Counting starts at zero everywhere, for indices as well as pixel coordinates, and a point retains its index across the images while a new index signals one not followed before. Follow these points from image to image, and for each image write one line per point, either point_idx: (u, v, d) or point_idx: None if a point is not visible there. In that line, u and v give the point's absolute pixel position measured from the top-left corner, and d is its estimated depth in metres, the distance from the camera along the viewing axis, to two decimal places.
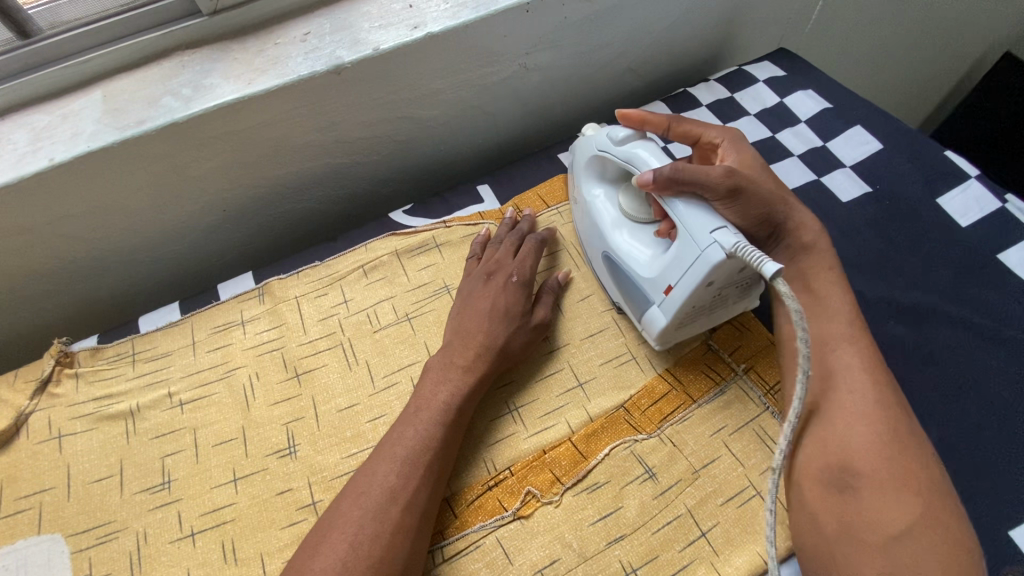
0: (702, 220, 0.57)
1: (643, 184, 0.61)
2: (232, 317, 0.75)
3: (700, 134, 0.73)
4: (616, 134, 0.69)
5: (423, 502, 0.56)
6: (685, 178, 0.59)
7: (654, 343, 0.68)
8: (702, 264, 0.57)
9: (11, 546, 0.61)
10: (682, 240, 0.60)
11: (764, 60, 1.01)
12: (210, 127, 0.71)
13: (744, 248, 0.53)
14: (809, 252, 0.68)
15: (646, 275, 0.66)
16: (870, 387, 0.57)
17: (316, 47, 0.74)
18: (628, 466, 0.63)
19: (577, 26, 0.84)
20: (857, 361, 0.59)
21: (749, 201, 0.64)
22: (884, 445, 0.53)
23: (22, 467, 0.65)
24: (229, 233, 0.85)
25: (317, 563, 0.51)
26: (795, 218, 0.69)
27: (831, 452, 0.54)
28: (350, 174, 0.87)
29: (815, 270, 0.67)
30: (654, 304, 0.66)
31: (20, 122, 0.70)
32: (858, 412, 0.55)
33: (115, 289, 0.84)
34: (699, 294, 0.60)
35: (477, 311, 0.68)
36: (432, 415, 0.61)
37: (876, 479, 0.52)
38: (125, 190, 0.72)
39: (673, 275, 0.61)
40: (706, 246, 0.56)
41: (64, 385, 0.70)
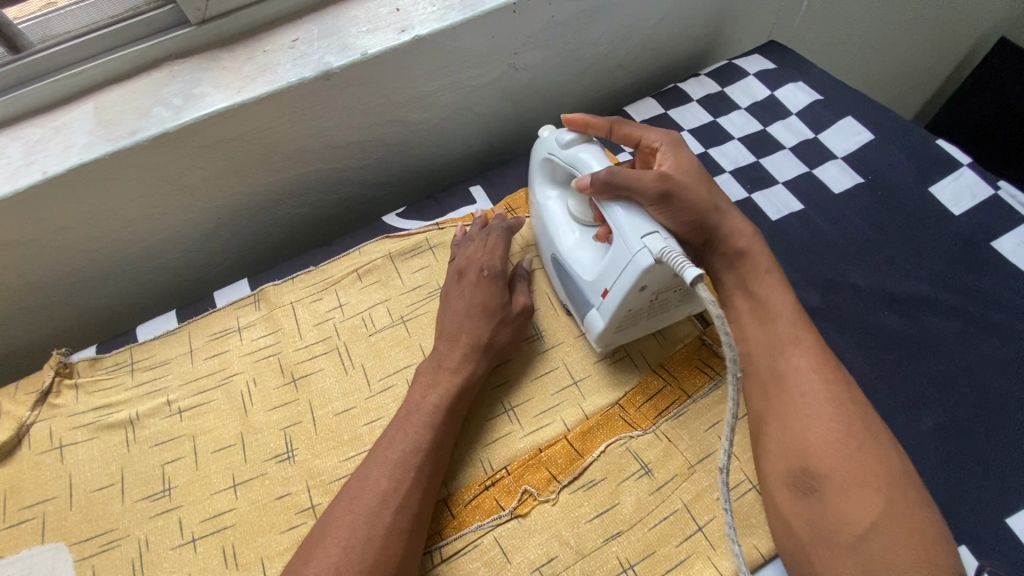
0: (638, 225, 0.58)
1: (581, 188, 0.63)
2: (229, 324, 0.76)
3: (641, 138, 0.72)
4: (563, 137, 0.70)
5: (415, 504, 0.56)
6: (618, 182, 0.61)
7: (595, 345, 0.69)
8: (633, 268, 0.58)
9: (14, 556, 0.62)
10: (617, 244, 0.60)
11: (754, 53, 1.00)
12: (202, 136, 0.71)
13: (669, 253, 0.54)
14: (744, 258, 0.69)
15: (586, 277, 0.66)
16: (820, 385, 0.58)
17: (305, 53, 0.74)
18: (623, 463, 0.63)
19: (564, 25, 0.84)
20: (806, 361, 0.60)
21: (677, 207, 0.66)
22: (841, 445, 0.54)
23: (24, 478, 0.66)
24: (224, 241, 0.86)
25: (311, 566, 0.51)
26: (729, 226, 0.69)
27: (791, 456, 0.55)
28: (343, 178, 0.88)
29: (754, 275, 0.68)
30: (594, 307, 0.66)
31: (12, 136, 0.70)
32: (811, 412, 0.56)
33: (113, 299, 0.85)
34: (632, 298, 0.61)
35: (456, 311, 0.69)
36: (421, 418, 0.61)
37: (837, 479, 0.52)
38: (119, 200, 0.73)
39: (610, 278, 0.62)
40: (638, 250, 0.57)
41: (64, 396, 0.71)
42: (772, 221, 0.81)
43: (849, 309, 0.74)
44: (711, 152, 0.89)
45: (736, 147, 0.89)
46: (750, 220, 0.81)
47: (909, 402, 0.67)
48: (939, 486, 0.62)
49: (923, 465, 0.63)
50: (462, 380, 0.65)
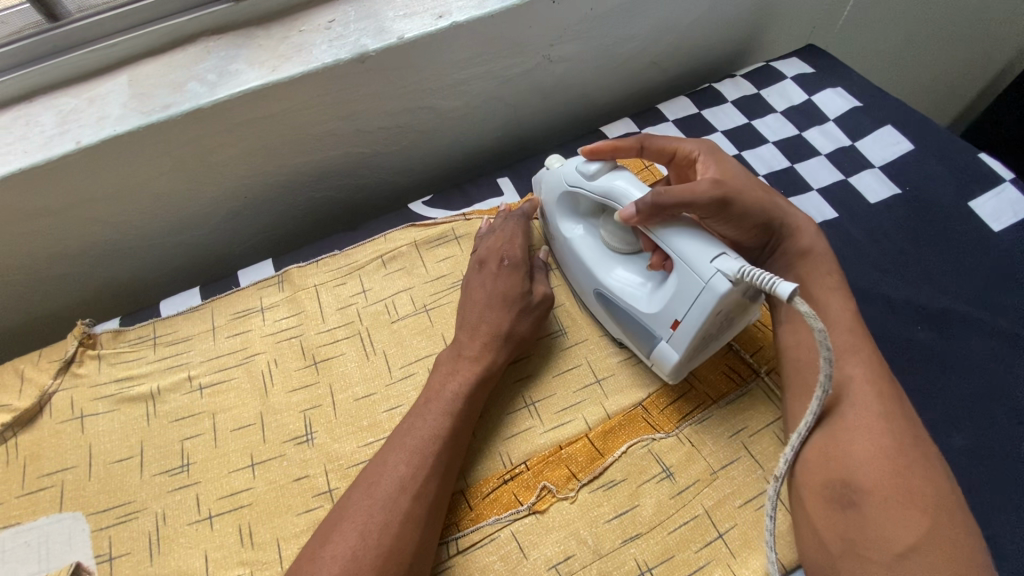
0: (704, 248, 0.56)
1: (627, 218, 0.61)
2: (252, 304, 0.75)
3: (675, 150, 0.71)
4: (586, 167, 0.67)
5: (433, 492, 0.56)
6: (669, 203, 0.59)
7: (665, 378, 0.66)
8: (709, 295, 0.56)
9: (33, 522, 0.62)
10: (682, 269, 0.58)
11: (793, 56, 0.99)
12: (235, 114, 0.71)
13: (750, 272, 0.53)
14: (806, 259, 0.67)
15: (648, 310, 0.63)
16: (874, 398, 0.56)
17: (341, 35, 0.73)
18: (645, 464, 0.63)
19: (602, 18, 0.83)
20: (862, 372, 0.57)
21: (738, 210, 0.64)
22: (889, 459, 0.52)
23: (45, 445, 0.66)
24: (249, 220, 0.86)
25: (327, 550, 0.51)
26: (790, 224, 0.67)
27: (833, 467, 0.53)
28: (371, 163, 0.87)
29: (816, 277, 0.66)
30: (661, 340, 0.63)
31: (46, 105, 0.70)
32: (862, 424, 0.54)
33: (136, 273, 0.85)
34: (707, 325, 0.58)
35: (477, 301, 0.69)
36: (441, 406, 0.61)
37: (879, 494, 0.50)
38: (148, 174, 0.73)
39: (679, 308, 0.59)
40: (710, 277, 0.56)
41: (87, 366, 0.71)
42: None
43: (882, 321, 0.72)
44: (745, 155, 0.87)
45: (771, 151, 0.88)
46: None
47: (940, 419, 0.65)
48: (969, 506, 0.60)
49: (954, 484, 0.62)
50: (484, 371, 0.64)
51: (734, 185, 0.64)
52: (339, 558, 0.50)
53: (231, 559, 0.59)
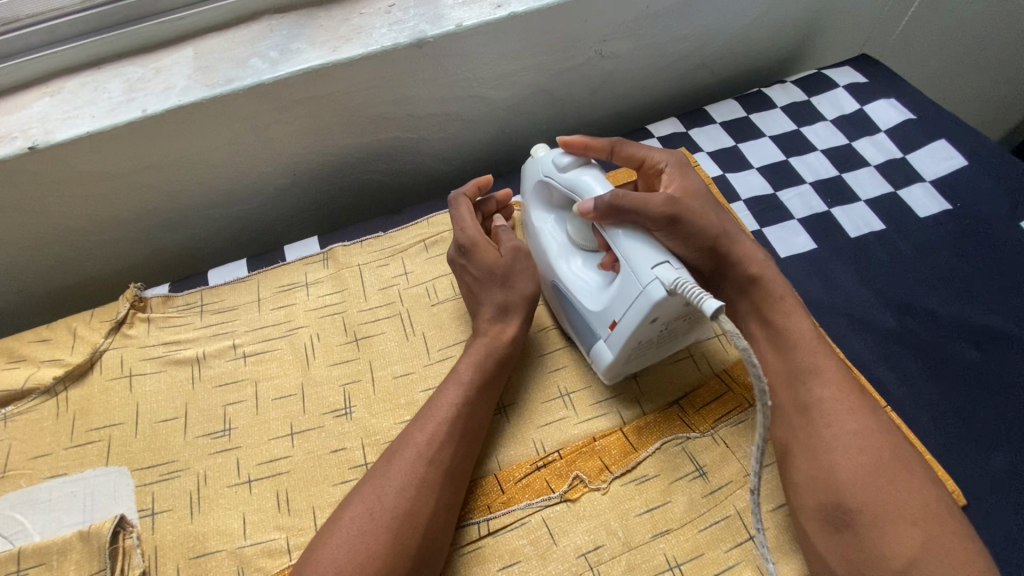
0: (646, 255, 0.56)
1: (585, 212, 0.60)
2: (297, 278, 0.77)
3: (644, 159, 0.71)
4: (560, 159, 0.66)
5: (447, 459, 0.57)
6: (624, 206, 0.58)
7: (602, 377, 0.66)
8: (644, 300, 0.55)
9: (80, 473, 0.64)
10: (625, 274, 0.58)
11: (846, 65, 0.97)
12: (293, 91, 0.72)
13: (683, 284, 0.52)
14: (757, 286, 0.66)
15: (591, 308, 0.64)
16: (847, 416, 0.57)
17: (400, 19, 0.75)
18: (678, 462, 0.63)
19: (657, 15, 0.83)
20: (829, 391, 0.58)
21: (689, 231, 0.63)
22: (873, 476, 0.53)
23: (94, 401, 0.69)
24: (296, 198, 0.87)
25: (351, 510, 0.53)
26: (741, 252, 0.66)
27: (821, 490, 0.54)
28: (418, 149, 0.88)
29: (772, 302, 0.65)
30: (600, 338, 0.64)
31: (114, 72, 0.73)
32: (840, 444, 0.55)
33: (185, 242, 0.87)
34: (642, 330, 0.58)
35: (468, 297, 0.70)
36: (455, 378, 0.62)
37: (872, 514, 0.52)
38: (205, 146, 0.75)
39: (619, 310, 0.59)
40: (647, 282, 0.55)
41: (137, 328, 0.74)
42: (850, 238, 0.79)
43: (927, 336, 0.71)
44: (792, 162, 0.87)
45: (819, 159, 0.87)
46: (826, 236, 0.79)
47: (983, 439, 0.64)
48: (1013, 530, 0.59)
49: (993, 506, 0.61)
50: (490, 343, 0.65)
51: (690, 205, 0.62)
52: (358, 520, 0.52)
53: (268, 523, 0.60)
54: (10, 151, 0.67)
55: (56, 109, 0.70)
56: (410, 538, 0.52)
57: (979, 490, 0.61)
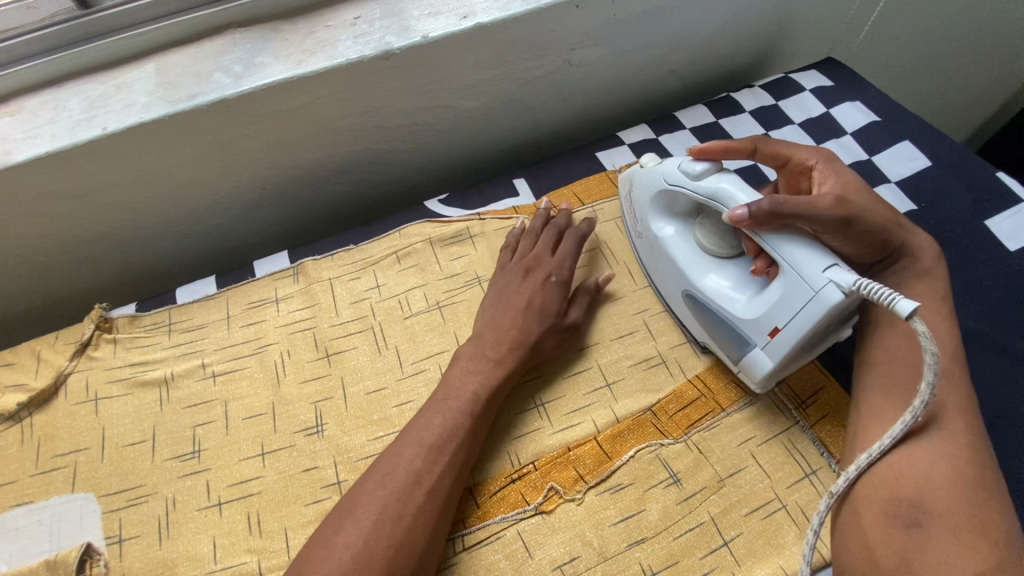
0: (817, 260, 0.56)
1: (737, 221, 0.59)
2: (267, 294, 0.76)
3: (791, 155, 0.68)
4: (691, 168, 0.66)
5: (446, 487, 0.56)
6: (787, 212, 0.57)
7: (753, 386, 0.65)
8: (818, 305, 0.55)
9: (45, 501, 0.63)
10: (791, 278, 0.58)
11: (812, 68, 0.99)
12: (259, 106, 0.72)
13: (865, 285, 0.53)
14: (922, 278, 0.65)
15: (746, 316, 0.63)
16: (964, 430, 0.55)
17: (366, 31, 0.74)
18: (652, 470, 0.63)
19: (624, 24, 0.83)
20: (956, 400, 0.57)
21: (860, 229, 0.61)
22: (961, 487, 0.51)
23: (58, 426, 0.67)
24: (266, 212, 0.87)
25: (340, 538, 0.51)
26: (910, 245, 0.65)
27: (902, 486, 0.52)
28: (389, 160, 0.88)
29: (926, 296, 0.64)
30: (755, 347, 0.63)
31: (74, 90, 0.71)
32: (943, 450, 0.53)
33: (154, 259, 0.85)
34: (809, 336, 0.58)
35: (511, 307, 0.69)
36: (461, 403, 0.61)
37: (948, 520, 0.49)
38: (170, 163, 0.73)
39: (782, 316, 0.59)
40: (821, 286, 0.55)
41: (102, 349, 0.72)
42: None
43: None
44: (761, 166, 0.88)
45: None
46: None
47: None
48: None
49: None
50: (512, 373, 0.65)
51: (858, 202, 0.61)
52: (351, 545, 0.51)
53: (238, 547, 0.59)
54: None
55: (15, 129, 0.69)
56: (402, 567, 0.51)
57: None
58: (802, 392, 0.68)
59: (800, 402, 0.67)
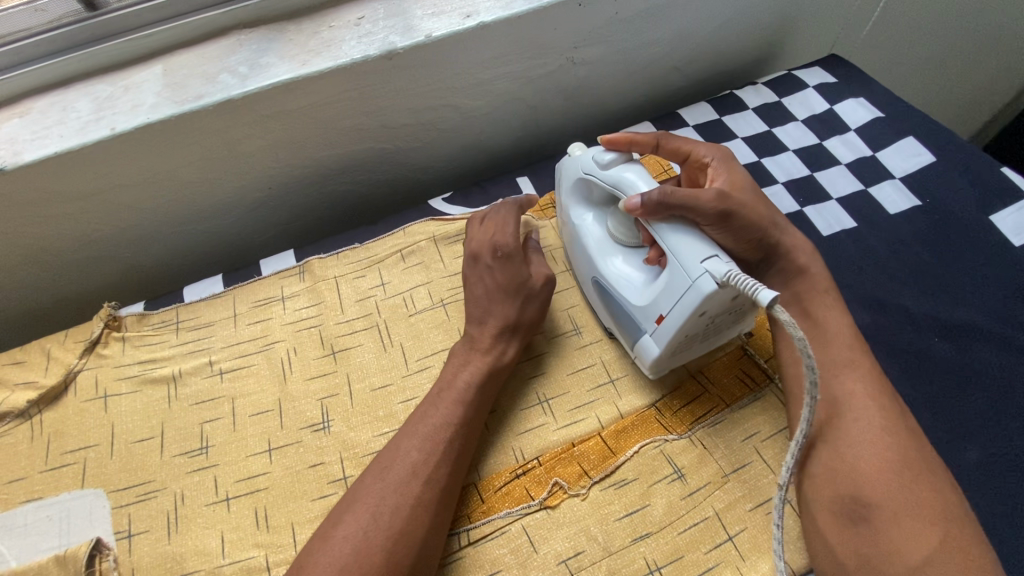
0: (695, 250, 0.57)
1: (632, 209, 0.60)
2: (273, 292, 0.77)
3: (689, 152, 0.72)
4: (602, 156, 0.67)
5: (443, 478, 0.57)
6: (673, 202, 0.59)
7: (646, 371, 0.66)
8: (694, 294, 0.56)
9: (55, 497, 0.64)
10: (672, 268, 0.59)
11: (815, 65, 0.99)
12: (264, 106, 0.72)
13: (736, 277, 0.53)
14: (803, 276, 0.68)
15: (637, 303, 0.64)
16: (876, 413, 0.57)
17: (370, 31, 0.75)
18: (657, 465, 0.63)
19: (626, 22, 0.83)
20: (860, 386, 0.59)
21: (738, 224, 0.64)
22: (894, 474, 0.53)
23: (68, 423, 0.68)
24: (273, 211, 0.87)
25: (340, 530, 0.52)
26: (789, 244, 0.68)
27: (840, 483, 0.54)
28: (393, 160, 0.89)
29: (811, 295, 0.66)
30: (645, 332, 0.64)
31: (82, 91, 0.72)
32: (864, 438, 0.55)
33: (161, 259, 0.86)
34: (691, 323, 0.59)
35: (475, 299, 0.68)
36: (453, 394, 0.62)
37: (889, 511, 0.51)
38: (177, 163, 0.74)
39: (665, 304, 0.60)
40: (697, 276, 0.56)
41: (111, 347, 0.73)
42: (823, 236, 0.80)
43: (900, 332, 0.72)
44: (764, 162, 0.88)
45: (791, 159, 0.88)
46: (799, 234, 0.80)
47: (954, 432, 0.65)
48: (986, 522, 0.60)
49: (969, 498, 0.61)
50: (494, 364, 0.64)
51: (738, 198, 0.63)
52: (352, 537, 0.51)
53: (246, 541, 0.60)
54: None
55: (24, 130, 0.69)
56: (403, 559, 0.51)
57: None
58: None
59: None
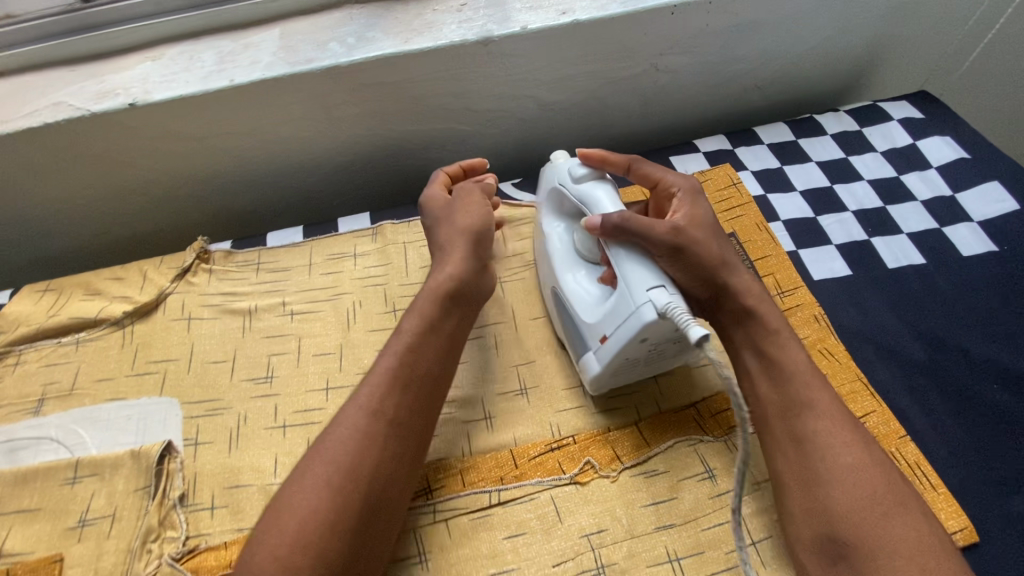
0: (644, 277, 0.59)
1: (592, 228, 0.62)
2: (347, 249, 0.83)
3: (658, 180, 0.71)
4: (576, 170, 0.70)
5: (389, 412, 0.57)
6: (629, 228, 0.61)
7: (588, 387, 0.68)
8: (637, 319, 0.58)
9: (136, 400, 0.71)
10: (621, 293, 0.61)
11: (903, 99, 0.97)
12: (365, 76, 0.78)
13: (674, 309, 0.55)
14: (753, 317, 0.65)
15: (585, 321, 0.66)
16: (842, 450, 0.57)
17: (470, 18, 0.80)
18: (688, 462, 0.65)
19: (715, 35, 0.85)
20: (824, 424, 0.58)
21: (690, 262, 0.63)
22: (866, 511, 0.54)
23: (155, 337, 0.75)
24: (354, 175, 0.93)
25: (301, 475, 0.53)
26: (739, 282, 0.65)
27: (817, 523, 0.55)
28: (470, 141, 0.93)
29: (765, 335, 0.64)
30: (590, 350, 0.66)
31: (208, 45, 0.80)
32: (831, 476, 0.56)
33: (249, 206, 0.94)
34: (631, 347, 0.61)
35: None
36: (399, 336, 0.62)
37: (867, 549, 0.52)
38: (279, 119, 0.81)
39: (610, 324, 0.62)
40: (641, 303, 0.58)
41: (199, 277, 0.80)
42: (888, 268, 0.79)
43: (957, 373, 0.71)
44: (836, 189, 0.87)
45: (864, 189, 0.87)
46: (863, 263, 0.79)
47: (1005, 482, 0.63)
48: None
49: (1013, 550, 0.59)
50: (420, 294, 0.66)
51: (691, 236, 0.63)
52: (310, 482, 0.53)
53: None
54: (113, 105, 0.74)
55: (155, 72, 0.78)
56: (359, 495, 0.53)
57: (993, 530, 0.60)
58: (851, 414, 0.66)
59: None
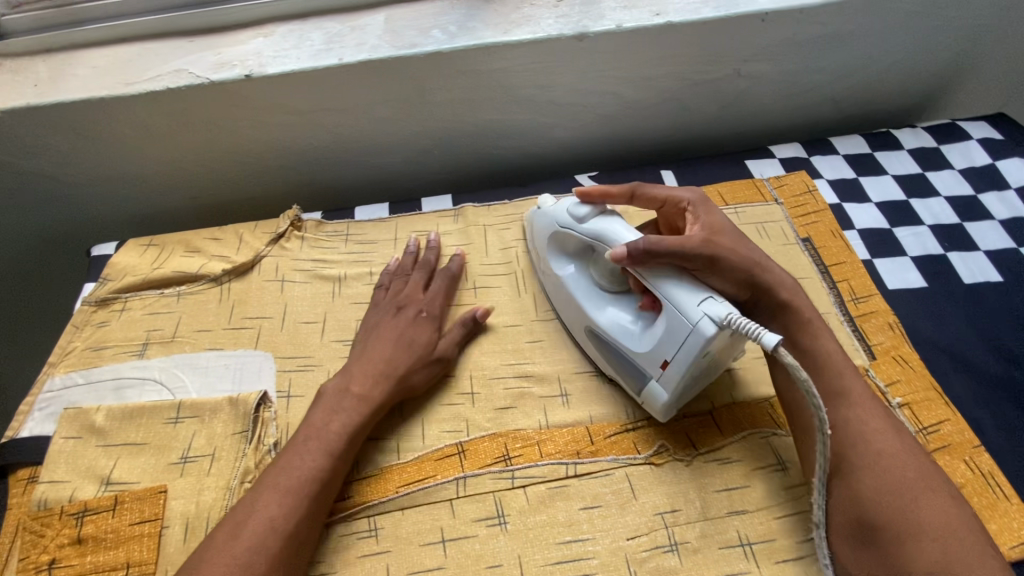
0: (690, 295, 0.60)
1: (619, 259, 0.62)
2: (430, 227, 0.87)
3: (665, 198, 0.73)
4: (577, 210, 0.70)
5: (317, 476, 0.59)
6: (662, 252, 0.61)
7: (659, 416, 0.67)
8: (697, 338, 0.58)
9: (233, 351, 0.75)
10: (667, 312, 0.61)
11: (981, 120, 0.98)
12: (463, 63, 0.82)
13: (735, 318, 0.57)
14: (789, 312, 0.66)
15: (636, 349, 0.65)
16: (871, 437, 0.57)
17: (567, 13, 0.83)
18: (760, 453, 0.66)
19: (801, 44, 0.87)
20: (856, 413, 0.59)
21: (729, 268, 0.65)
22: (892, 492, 0.54)
23: (251, 295, 0.80)
24: (436, 158, 0.97)
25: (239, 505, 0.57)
26: (774, 278, 0.67)
27: (849, 509, 0.55)
28: (549, 134, 0.96)
29: (800, 328, 0.66)
30: (652, 379, 0.65)
31: (317, 25, 0.85)
32: (859, 462, 0.56)
33: (334, 181, 0.98)
34: (694, 365, 0.61)
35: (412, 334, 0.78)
36: (346, 399, 0.65)
37: (897, 531, 0.52)
38: (377, 100, 0.85)
39: (669, 350, 0.61)
40: (696, 320, 0.58)
41: (292, 243, 0.85)
42: (964, 284, 0.80)
43: None
44: (912, 203, 0.88)
45: (941, 205, 0.88)
46: (938, 277, 0.80)
47: None
48: None
49: None
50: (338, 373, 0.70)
51: (723, 244, 0.65)
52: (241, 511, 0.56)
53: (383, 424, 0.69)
54: (230, 76, 0.80)
55: (268, 48, 0.83)
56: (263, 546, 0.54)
57: None
58: (924, 420, 0.67)
59: (922, 427, 0.67)
